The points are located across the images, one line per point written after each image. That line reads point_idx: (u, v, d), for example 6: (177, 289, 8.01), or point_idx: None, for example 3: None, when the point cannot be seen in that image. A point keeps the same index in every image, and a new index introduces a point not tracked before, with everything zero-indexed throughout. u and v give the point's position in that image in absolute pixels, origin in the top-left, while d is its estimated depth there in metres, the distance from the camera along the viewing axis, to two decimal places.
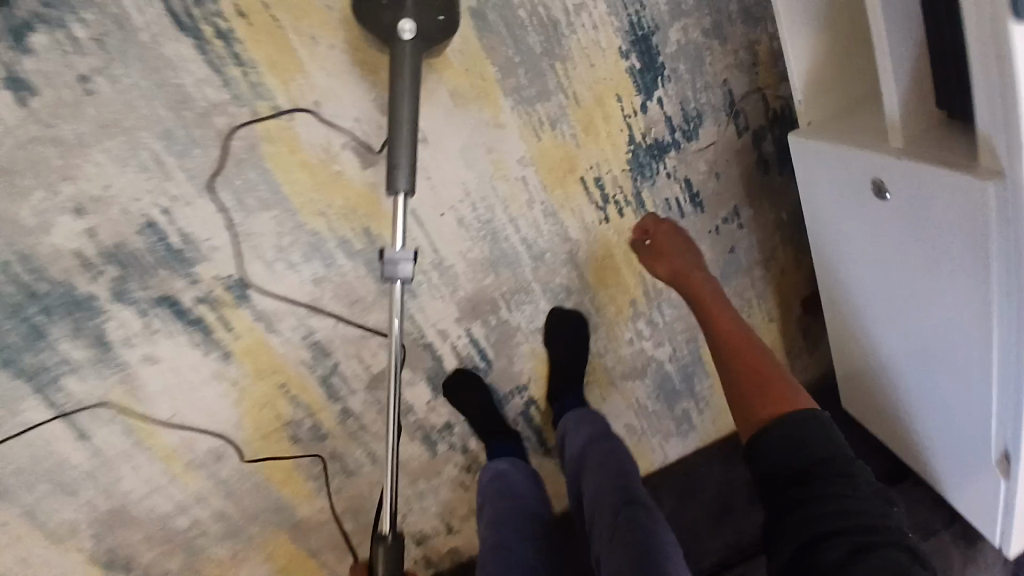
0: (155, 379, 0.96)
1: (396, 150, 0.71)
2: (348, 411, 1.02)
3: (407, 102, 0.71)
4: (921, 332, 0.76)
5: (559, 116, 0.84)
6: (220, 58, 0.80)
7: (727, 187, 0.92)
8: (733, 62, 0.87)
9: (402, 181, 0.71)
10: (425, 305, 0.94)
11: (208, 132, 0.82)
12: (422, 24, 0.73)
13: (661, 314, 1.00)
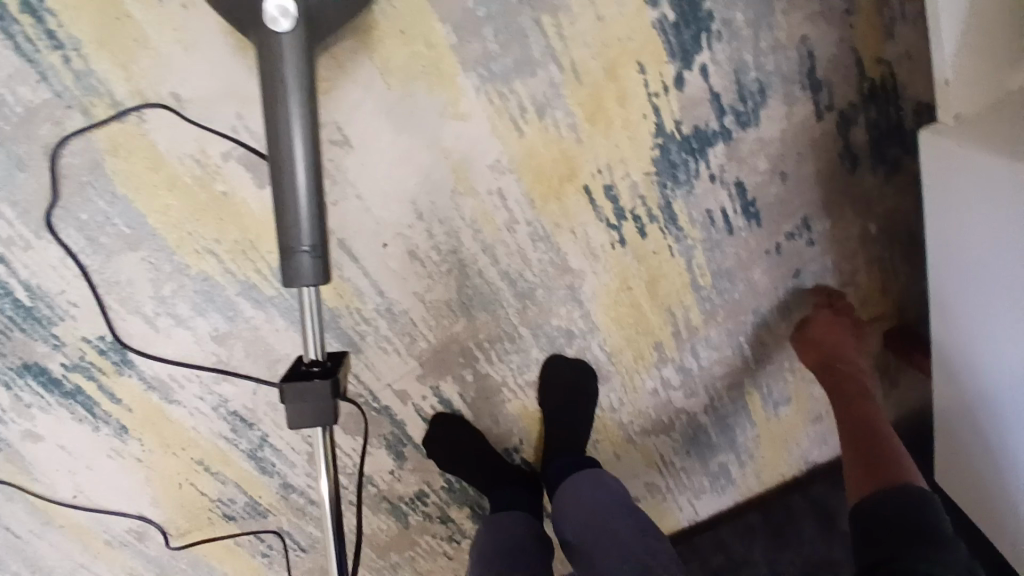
0: (40, 459, 0.73)
1: (289, 227, 0.42)
2: (289, 485, 0.80)
3: (296, 141, 0.41)
4: None
5: (550, 97, 0.56)
6: (28, 38, 0.54)
7: (794, 192, 0.65)
8: (817, 9, 0.59)
9: (306, 274, 0.42)
10: (373, 361, 0.70)
11: (32, 145, 0.57)
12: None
13: (696, 360, 0.75)
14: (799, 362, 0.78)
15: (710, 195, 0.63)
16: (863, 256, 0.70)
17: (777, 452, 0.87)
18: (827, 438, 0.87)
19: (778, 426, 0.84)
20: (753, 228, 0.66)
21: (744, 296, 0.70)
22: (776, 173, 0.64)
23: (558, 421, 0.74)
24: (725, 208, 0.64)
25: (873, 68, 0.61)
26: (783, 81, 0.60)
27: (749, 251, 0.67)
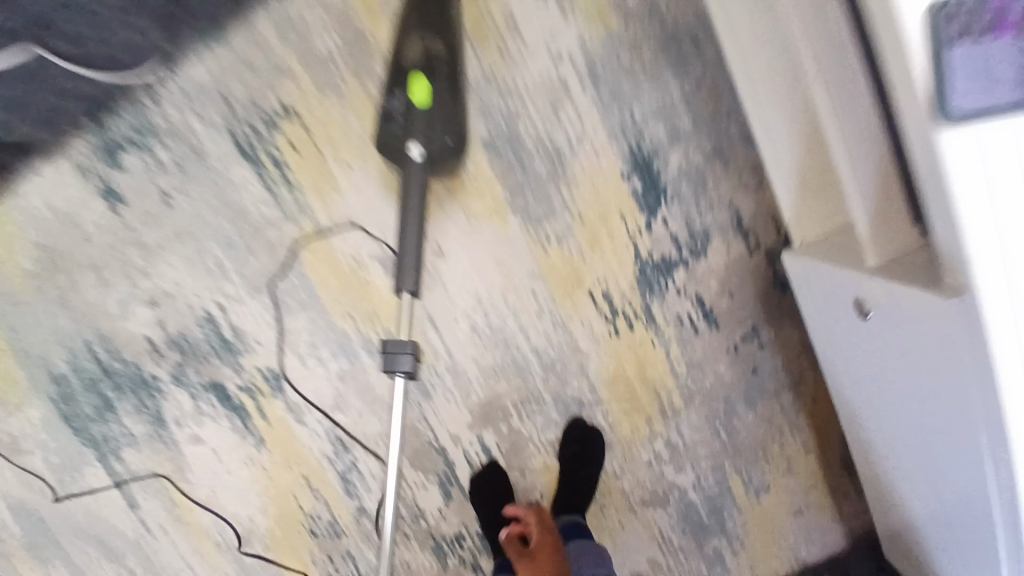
0: (196, 457, 1.04)
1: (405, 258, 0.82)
2: (363, 509, 1.03)
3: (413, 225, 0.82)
4: (929, 459, 0.68)
5: (564, 233, 0.89)
6: (275, 182, 0.93)
7: (741, 305, 0.89)
8: (739, 183, 0.86)
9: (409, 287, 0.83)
10: (438, 407, 0.97)
11: (259, 243, 0.95)
12: (431, 146, 0.81)
13: (681, 436, 0.94)
14: (771, 452, 0.95)
15: (678, 303, 0.89)
16: (806, 359, 0.92)
17: (770, 542, 0.98)
18: (817, 536, 0.98)
19: (766, 515, 0.97)
20: (713, 332, 0.90)
21: (713, 385, 0.92)
22: (726, 292, 0.89)
23: (574, 475, 0.94)
24: (690, 314, 0.90)
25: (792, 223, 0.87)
26: (721, 229, 0.87)
27: (713, 348, 0.91)
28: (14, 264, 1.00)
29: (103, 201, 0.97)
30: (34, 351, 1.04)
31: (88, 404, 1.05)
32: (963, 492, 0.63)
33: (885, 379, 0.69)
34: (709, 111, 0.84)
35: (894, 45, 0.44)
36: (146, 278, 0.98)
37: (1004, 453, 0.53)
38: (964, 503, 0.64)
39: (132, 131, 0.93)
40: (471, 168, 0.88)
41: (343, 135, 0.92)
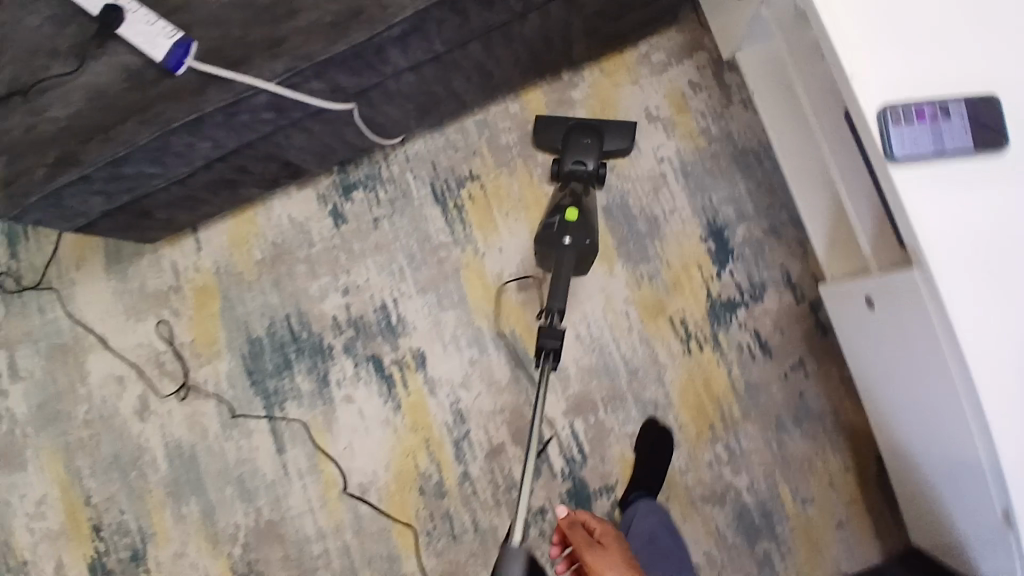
0: (344, 415, 1.34)
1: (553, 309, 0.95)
2: (467, 475, 1.29)
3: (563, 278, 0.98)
4: (932, 430, 0.86)
5: (655, 274, 1.23)
6: (453, 217, 1.32)
7: (791, 341, 1.19)
8: (788, 252, 1.20)
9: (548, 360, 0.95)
10: (543, 396, 1.26)
11: (432, 257, 1.32)
12: (579, 243, 1.02)
13: (738, 442, 1.20)
14: (815, 466, 1.18)
15: (739, 334, 1.20)
16: (844, 392, 1.18)
17: (813, 548, 1.18)
18: (854, 548, 1.17)
19: (808, 523, 1.18)
20: (766, 359, 1.20)
21: (767, 403, 1.19)
22: (778, 330, 1.20)
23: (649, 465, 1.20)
24: (749, 344, 1.20)
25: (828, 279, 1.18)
26: (773, 283, 1.20)
27: (767, 373, 1.19)
28: (250, 257, 1.39)
29: (330, 219, 1.37)
30: (242, 319, 1.39)
31: (271, 361, 1.37)
32: (961, 449, 0.80)
33: (894, 368, 0.90)
34: (765, 202, 1.21)
35: (864, 122, 0.77)
36: (345, 273, 1.36)
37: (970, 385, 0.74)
38: (965, 460, 0.80)
39: (363, 175, 1.36)
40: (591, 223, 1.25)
41: (505, 194, 1.31)
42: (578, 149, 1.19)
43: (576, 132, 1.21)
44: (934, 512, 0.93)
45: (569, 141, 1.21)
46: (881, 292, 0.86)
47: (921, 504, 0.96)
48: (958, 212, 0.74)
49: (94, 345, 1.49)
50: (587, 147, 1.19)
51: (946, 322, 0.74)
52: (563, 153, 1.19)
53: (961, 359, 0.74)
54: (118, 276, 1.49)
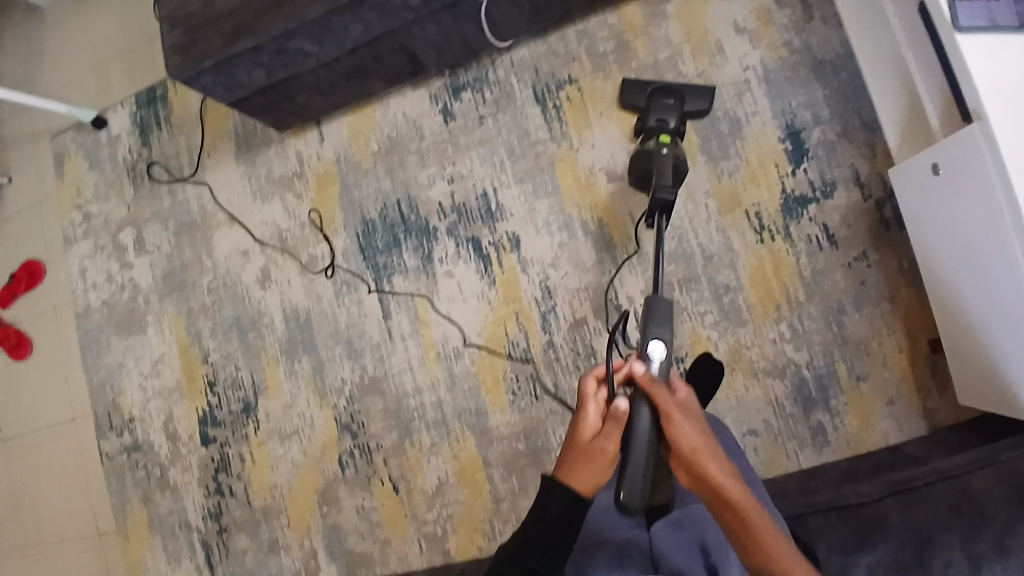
0: (445, 287, 1.52)
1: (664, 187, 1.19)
2: (552, 343, 1.45)
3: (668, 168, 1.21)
4: (985, 272, 0.99)
5: (734, 171, 1.38)
6: (552, 116, 1.48)
7: (856, 234, 1.32)
8: (859, 153, 1.33)
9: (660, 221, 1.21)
10: (624, 276, 1.42)
11: (531, 150, 1.49)
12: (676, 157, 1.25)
13: (801, 322, 1.33)
14: (871, 346, 1.30)
15: (809, 227, 1.34)
16: (903, 280, 1.30)
17: (865, 422, 1.29)
18: (904, 423, 1.28)
19: (861, 397, 1.30)
20: (832, 250, 1.33)
21: (831, 288, 1.32)
22: (845, 224, 1.33)
23: (719, 338, 1.36)
24: (818, 235, 1.34)
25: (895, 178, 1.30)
26: (843, 181, 1.33)
27: (834, 261, 1.33)
28: (368, 149, 1.58)
29: (440, 116, 1.54)
30: (358, 202, 1.58)
31: (382, 239, 1.56)
32: (1009, 280, 0.94)
33: (951, 226, 1.04)
34: (839, 108, 1.33)
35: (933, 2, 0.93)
36: (451, 164, 1.53)
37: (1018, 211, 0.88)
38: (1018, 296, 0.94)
39: (472, 78, 1.52)
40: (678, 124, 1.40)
41: (600, 97, 1.46)
42: (661, 108, 1.33)
43: (660, 93, 1.35)
44: (980, 355, 1.07)
45: (653, 101, 1.35)
46: (942, 154, 1.00)
47: (970, 352, 1.09)
48: (1012, 75, 0.88)
49: (223, 223, 1.67)
50: (669, 107, 1.33)
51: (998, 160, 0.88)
52: (647, 111, 1.34)
53: (1011, 189, 0.88)
54: (246, 162, 1.67)
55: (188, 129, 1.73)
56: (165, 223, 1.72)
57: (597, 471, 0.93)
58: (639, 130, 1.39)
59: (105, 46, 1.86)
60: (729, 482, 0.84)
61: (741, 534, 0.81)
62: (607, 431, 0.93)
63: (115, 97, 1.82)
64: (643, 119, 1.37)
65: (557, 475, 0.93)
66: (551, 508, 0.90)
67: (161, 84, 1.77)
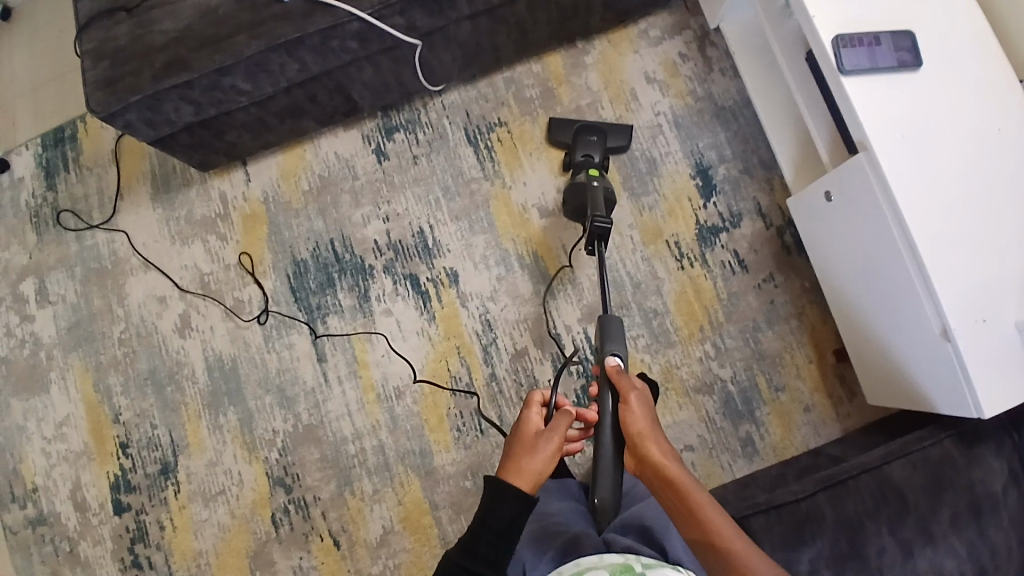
0: (382, 326, 1.50)
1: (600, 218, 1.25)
2: (494, 376, 1.46)
3: (600, 203, 1.30)
4: (878, 282, 1.14)
5: (654, 204, 1.49)
6: (484, 156, 1.54)
7: (763, 259, 1.45)
8: (760, 187, 1.48)
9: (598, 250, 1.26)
10: (560, 306, 1.47)
11: (465, 189, 1.54)
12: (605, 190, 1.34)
13: (723, 341, 1.43)
14: (785, 360, 1.42)
15: (722, 253, 1.46)
16: (806, 299, 1.44)
17: (785, 431, 1.39)
18: (819, 429, 1.39)
19: (779, 407, 1.40)
20: (743, 273, 1.45)
21: (745, 309, 1.44)
22: (753, 250, 1.46)
23: (650, 360, 1.43)
24: (730, 261, 1.46)
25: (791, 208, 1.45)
26: (748, 212, 1.47)
27: (746, 283, 1.45)
28: (298, 188, 1.56)
29: (373, 155, 1.56)
30: (288, 242, 1.54)
31: (315, 279, 1.52)
32: (898, 284, 1.09)
33: (845, 244, 1.19)
34: (741, 148, 1.49)
35: (821, 48, 1.10)
36: (386, 202, 1.54)
37: (902, 222, 1.03)
38: (905, 299, 1.08)
39: (405, 119, 1.56)
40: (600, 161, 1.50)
41: (528, 138, 1.54)
42: (587, 144, 1.45)
43: (585, 131, 1.47)
44: (882, 356, 1.20)
45: (578, 138, 1.46)
46: (834, 181, 1.15)
47: (873, 355, 1.23)
48: (885, 113, 1.06)
49: (137, 268, 1.57)
50: (594, 143, 1.45)
51: (883, 181, 1.04)
52: (574, 146, 1.45)
53: (895, 205, 1.03)
54: (165, 204, 1.59)
55: (98, 170, 1.64)
56: (71, 271, 1.59)
57: (545, 457, 0.95)
58: (567, 164, 1.49)
59: (13, 88, 1.76)
60: (669, 461, 0.93)
61: (683, 510, 0.90)
62: (554, 424, 1.00)
63: (23, 135, 1.72)
64: (570, 154, 1.48)
65: (504, 470, 0.94)
66: (494, 510, 0.88)
67: (71, 123, 1.70)
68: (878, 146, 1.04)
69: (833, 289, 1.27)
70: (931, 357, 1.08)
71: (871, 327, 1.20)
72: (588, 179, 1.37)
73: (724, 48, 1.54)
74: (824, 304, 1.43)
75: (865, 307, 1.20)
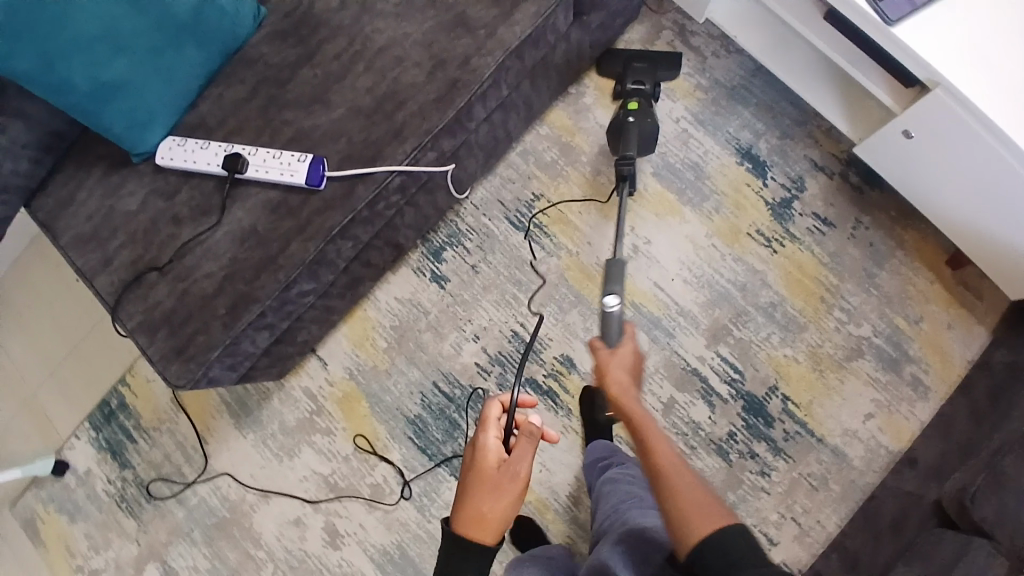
0: None
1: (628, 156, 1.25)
2: (655, 437, 1.41)
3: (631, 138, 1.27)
4: (994, 195, 1.10)
5: (718, 206, 1.47)
6: (537, 235, 1.50)
7: (843, 208, 1.44)
8: (807, 144, 1.47)
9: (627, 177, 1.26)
10: (683, 340, 1.43)
11: (536, 275, 1.48)
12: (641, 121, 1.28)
13: (847, 302, 1.41)
14: (911, 292, 1.41)
15: (804, 221, 1.45)
16: (899, 227, 1.43)
17: (944, 356, 1.38)
18: (972, 339, 1.38)
19: (929, 336, 1.39)
20: (832, 230, 1.44)
21: (851, 262, 1.43)
22: (830, 205, 1.45)
23: (795, 352, 1.40)
24: (815, 224, 1.44)
25: (845, 151, 1.45)
26: (808, 173, 1.46)
27: (840, 238, 1.43)
28: (377, 349, 1.49)
29: (433, 284, 1.50)
30: (393, 405, 1.47)
31: (438, 429, 1.45)
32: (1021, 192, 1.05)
33: (942, 169, 1.15)
34: (769, 116, 1.48)
35: (853, 8, 1.05)
36: (470, 322, 1.48)
37: (1008, 142, 1.00)
38: None
39: (446, 237, 1.51)
40: (647, 188, 1.49)
41: (569, 198, 1.50)
42: (637, 73, 1.38)
43: (636, 60, 1.41)
44: (1019, 262, 1.16)
45: (629, 66, 1.40)
46: (913, 118, 1.12)
47: (1009, 264, 1.19)
48: (943, 42, 1.02)
49: (257, 502, 1.46)
50: (644, 71, 1.38)
51: (972, 109, 1.01)
52: (625, 75, 1.39)
53: (995, 128, 1.00)
54: (253, 428, 1.49)
55: (167, 425, 1.51)
56: (189, 536, 1.47)
57: (510, 500, 0.93)
58: (618, 94, 1.42)
59: (24, 383, 1.58)
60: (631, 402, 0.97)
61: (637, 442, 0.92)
62: (518, 456, 0.95)
63: (65, 427, 1.54)
64: (620, 84, 1.40)
65: (464, 516, 0.91)
66: (459, 564, 0.89)
67: (113, 392, 1.54)
68: (955, 80, 1.01)
69: (937, 214, 1.24)
70: None
71: (997, 238, 1.16)
72: (625, 113, 1.29)
73: (706, 32, 1.53)
74: (917, 223, 1.43)
75: (985, 221, 1.16)
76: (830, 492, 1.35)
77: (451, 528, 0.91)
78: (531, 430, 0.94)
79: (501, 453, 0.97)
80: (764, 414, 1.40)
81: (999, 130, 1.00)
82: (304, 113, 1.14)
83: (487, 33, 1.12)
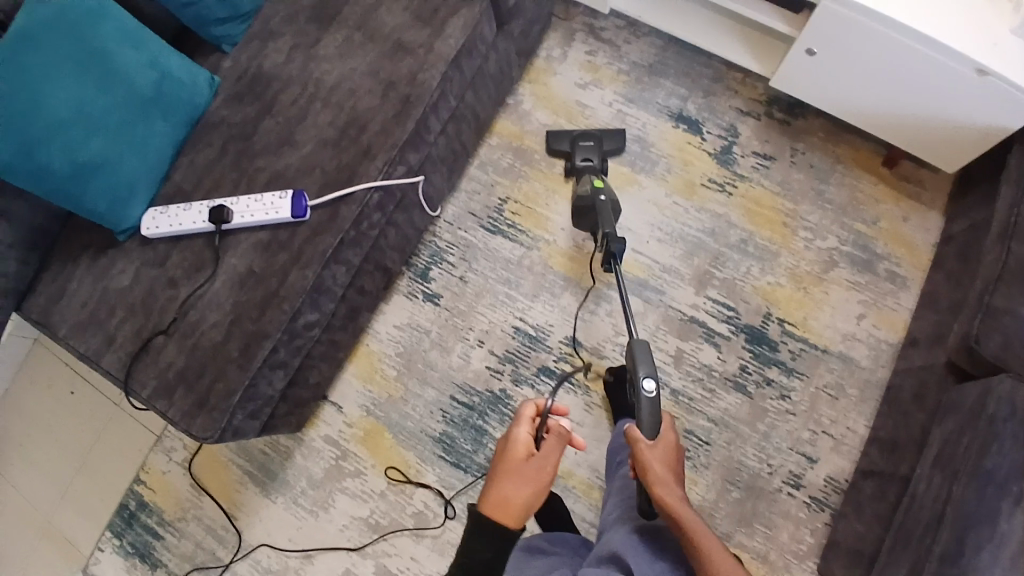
0: None
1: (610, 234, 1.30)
2: (675, 391, 1.44)
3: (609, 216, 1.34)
4: (898, 80, 1.26)
5: (669, 167, 1.59)
6: (514, 233, 1.57)
7: (777, 142, 1.58)
8: (729, 96, 1.62)
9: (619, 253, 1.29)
10: (673, 294, 1.50)
11: (522, 270, 1.55)
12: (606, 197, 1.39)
13: (807, 221, 1.52)
14: (860, 198, 1.53)
15: (748, 161, 1.57)
16: (831, 146, 1.57)
17: (907, 245, 1.49)
18: (926, 224, 1.50)
19: (888, 232, 1.50)
20: (774, 162, 1.57)
21: (800, 186, 1.55)
22: (765, 142, 1.58)
23: (777, 277, 1.49)
24: (758, 162, 1.57)
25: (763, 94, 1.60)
26: (738, 120, 1.60)
27: (783, 167, 1.56)
28: (388, 379, 1.50)
29: (427, 302, 1.54)
30: (417, 429, 1.47)
31: (467, 440, 1.45)
32: (918, 68, 1.21)
33: (848, 74, 1.31)
34: (689, 81, 1.64)
35: None
36: (471, 329, 1.52)
37: (894, 26, 1.17)
38: (925, 72, 1.21)
39: (429, 257, 1.57)
40: None
41: (534, 194, 1.60)
42: (583, 151, 1.53)
43: (580, 138, 1.55)
44: (939, 133, 1.31)
45: (575, 145, 1.54)
46: (811, 37, 1.29)
47: (932, 139, 1.33)
48: None
49: (302, 565, 1.41)
50: (591, 148, 1.53)
51: (856, 9, 1.18)
52: (572, 154, 1.53)
53: (880, 18, 1.17)
54: (281, 490, 1.46)
55: (191, 512, 1.46)
56: None
57: (535, 492, 0.92)
58: (568, 172, 1.56)
59: (33, 511, 1.51)
60: (675, 505, 0.97)
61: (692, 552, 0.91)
62: (545, 453, 0.96)
63: (85, 543, 1.48)
64: (568, 162, 1.55)
65: (488, 499, 0.90)
66: (477, 548, 0.87)
67: (130, 493, 1.49)
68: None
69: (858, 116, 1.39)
70: (981, 98, 1.19)
71: (914, 118, 1.31)
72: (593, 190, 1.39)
73: (614, 25, 1.70)
74: (845, 139, 1.57)
75: (899, 107, 1.31)
76: (850, 396, 1.41)
77: (476, 509, 0.89)
78: (561, 431, 0.99)
79: (530, 446, 0.97)
80: (767, 340, 1.46)
81: (883, 19, 1.17)
82: (276, 157, 1.21)
83: (426, 51, 1.24)
